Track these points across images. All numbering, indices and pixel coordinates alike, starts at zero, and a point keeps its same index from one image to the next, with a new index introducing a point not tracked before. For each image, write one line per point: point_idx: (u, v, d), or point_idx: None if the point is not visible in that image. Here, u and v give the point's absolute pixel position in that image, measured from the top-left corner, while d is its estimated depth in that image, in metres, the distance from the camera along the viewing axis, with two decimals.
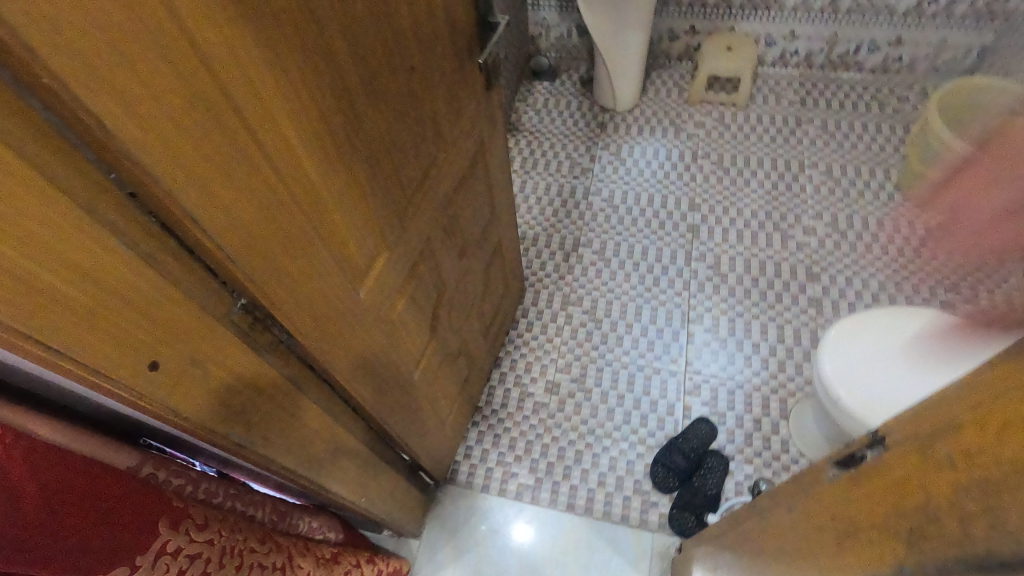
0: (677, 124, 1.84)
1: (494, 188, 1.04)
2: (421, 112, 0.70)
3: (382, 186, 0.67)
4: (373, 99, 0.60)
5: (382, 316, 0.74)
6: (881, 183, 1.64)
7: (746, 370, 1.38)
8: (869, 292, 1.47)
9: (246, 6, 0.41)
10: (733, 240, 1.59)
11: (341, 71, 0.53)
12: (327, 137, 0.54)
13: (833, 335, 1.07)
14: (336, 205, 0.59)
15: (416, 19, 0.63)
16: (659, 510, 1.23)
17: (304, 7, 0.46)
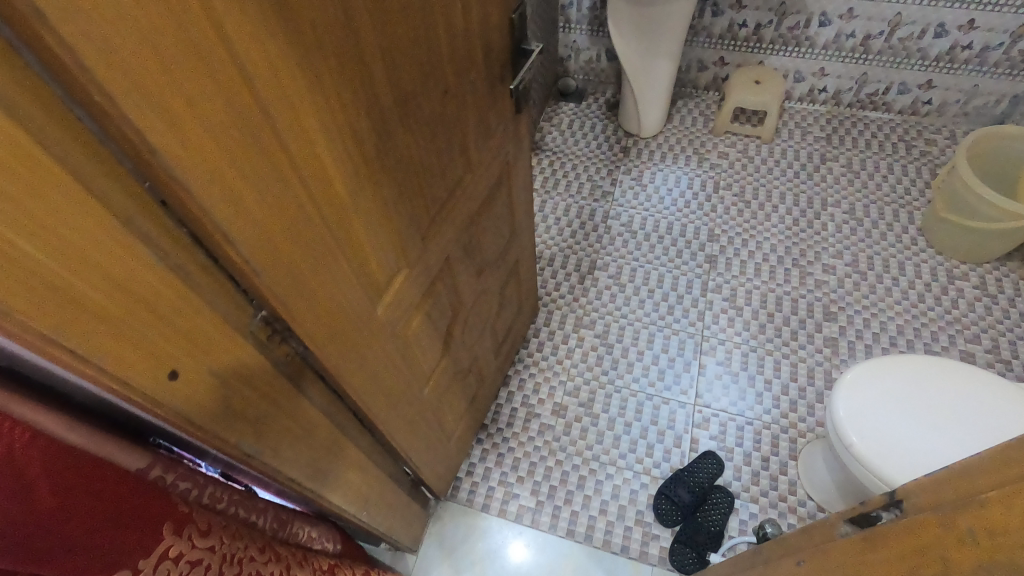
0: (701, 153, 1.84)
1: (515, 210, 1.04)
2: (450, 134, 0.71)
3: (407, 204, 0.67)
4: (405, 120, 0.61)
5: (397, 331, 0.75)
6: (905, 225, 1.63)
7: (756, 407, 1.36)
8: (887, 335, 1.44)
9: (291, 31, 0.42)
10: (751, 273, 1.58)
11: (377, 92, 0.54)
12: (359, 156, 0.55)
13: (847, 378, 1.06)
14: (361, 221, 0.59)
15: (453, 45, 0.64)
16: (660, 544, 1.20)
17: (347, 32, 0.47)
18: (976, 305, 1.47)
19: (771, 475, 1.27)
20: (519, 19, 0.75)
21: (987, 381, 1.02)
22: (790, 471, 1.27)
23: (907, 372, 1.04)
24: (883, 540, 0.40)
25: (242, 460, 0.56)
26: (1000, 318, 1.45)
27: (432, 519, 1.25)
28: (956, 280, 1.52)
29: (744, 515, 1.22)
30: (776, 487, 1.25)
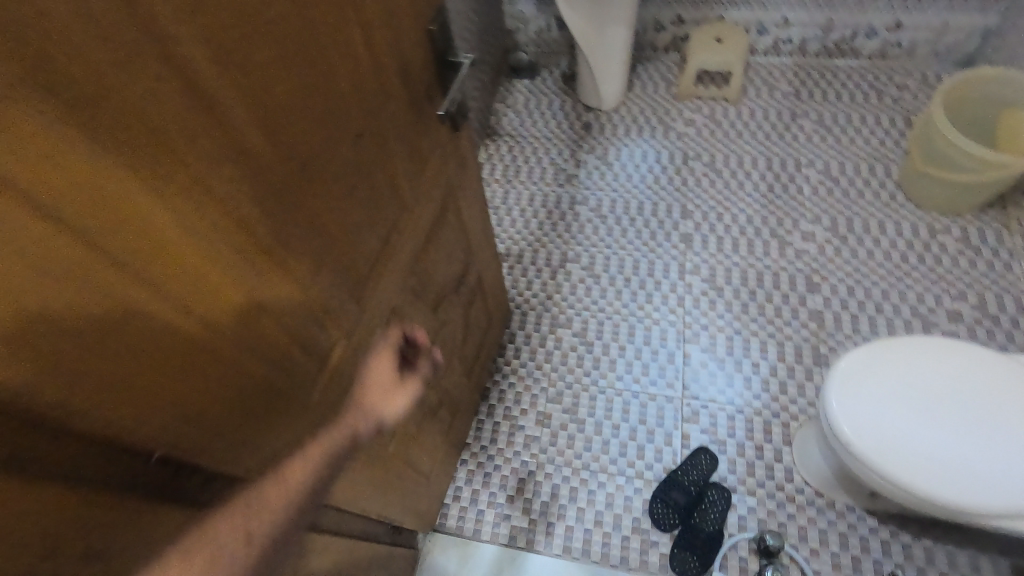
0: (667, 122, 1.73)
1: (468, 230, 0.95)
2: (371, 179, 0.61)
3: (326, 257, 0.56)
4: (300, 166, 0.49)
5: (341, 408, 0.66)
6: (882, 181, 1.56)
7: (746, 393, 1.31)
8: (873, 302, 1.39)
9: (105, 131, 0.32)
10: (729, 249, 1.51)
11: (246, 145, 0.42)
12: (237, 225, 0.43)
13: (841, 369, 1.00)
14: (259, 295, 0.48)
15: (357, 77, 0.53)
16: (659, 550, 1.16)
17: (199, 106, 0.38)
18: (961, 260, 1.42)
19: (766, 465, 1.23)
20: (439, 31, 0.64)
21: (989, 360, 0.97)
22: (786, 457, 1.23)
23: (905, 360, 0.99)
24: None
25: None
26: (985, 271, 1.40)
27: (424, 554, 1.19)
28: (939, 234, 1.46)
29: (742, 510, 1.19)
30: (772, 476, 1.22)
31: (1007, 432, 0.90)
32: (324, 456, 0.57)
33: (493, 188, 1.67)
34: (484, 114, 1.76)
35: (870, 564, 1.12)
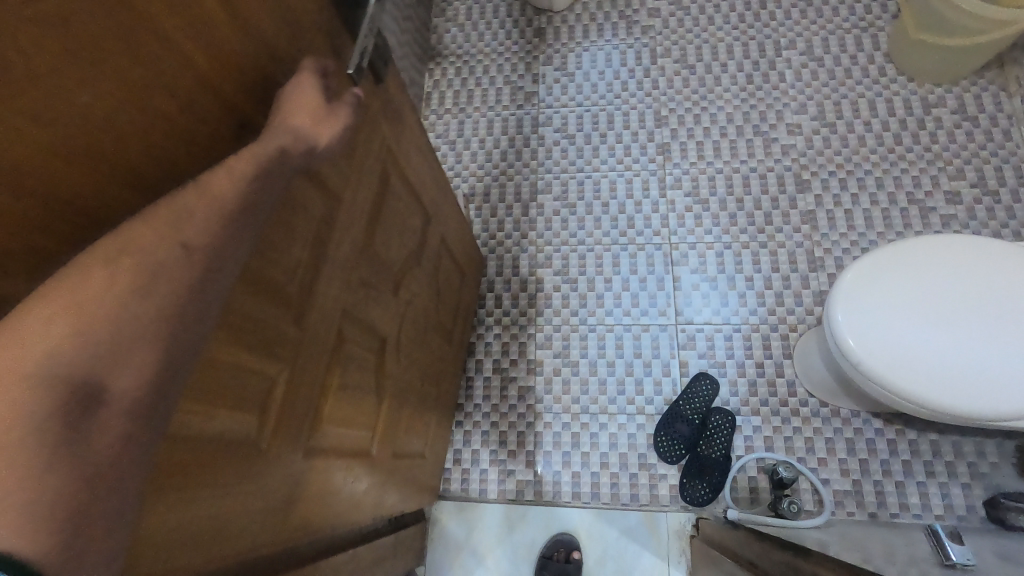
0: (628, 16, 1.53)
1: (421, 192, 0.81)
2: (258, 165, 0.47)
3: (167, 164, 0.40)
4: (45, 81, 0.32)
5: (302, 444, 0.58)
6: (870, 55, 1.41)
7: (742, 310, 1.25)
8: (867, 194, 1.30)
9: None
10: (711, 155, 1.38)
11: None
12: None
13: (847, 280, 0.93)
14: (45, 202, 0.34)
15: (196, 37, 0.40)
16: (668, 483, 1.15)
17: None
18: (957, 134, 1.32)
19: (768, 382, 1.19)
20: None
21: (986, 244, 0.91)
22: (787, 371, 1.19)
23: (917, 264, 0.91)
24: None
25: None
26: (983, 143, 1.30)
27: (434, 523, 1.17)
28: (933, 108, 1.34)
29: (748, 431, 1.16)
30: (775, 392, 1.18)
31: (1013, 322, 0.86)
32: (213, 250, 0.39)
33: (446, 120, 1.50)
34: (423, 33, 1.54)
35: (878, 466, 1.11)
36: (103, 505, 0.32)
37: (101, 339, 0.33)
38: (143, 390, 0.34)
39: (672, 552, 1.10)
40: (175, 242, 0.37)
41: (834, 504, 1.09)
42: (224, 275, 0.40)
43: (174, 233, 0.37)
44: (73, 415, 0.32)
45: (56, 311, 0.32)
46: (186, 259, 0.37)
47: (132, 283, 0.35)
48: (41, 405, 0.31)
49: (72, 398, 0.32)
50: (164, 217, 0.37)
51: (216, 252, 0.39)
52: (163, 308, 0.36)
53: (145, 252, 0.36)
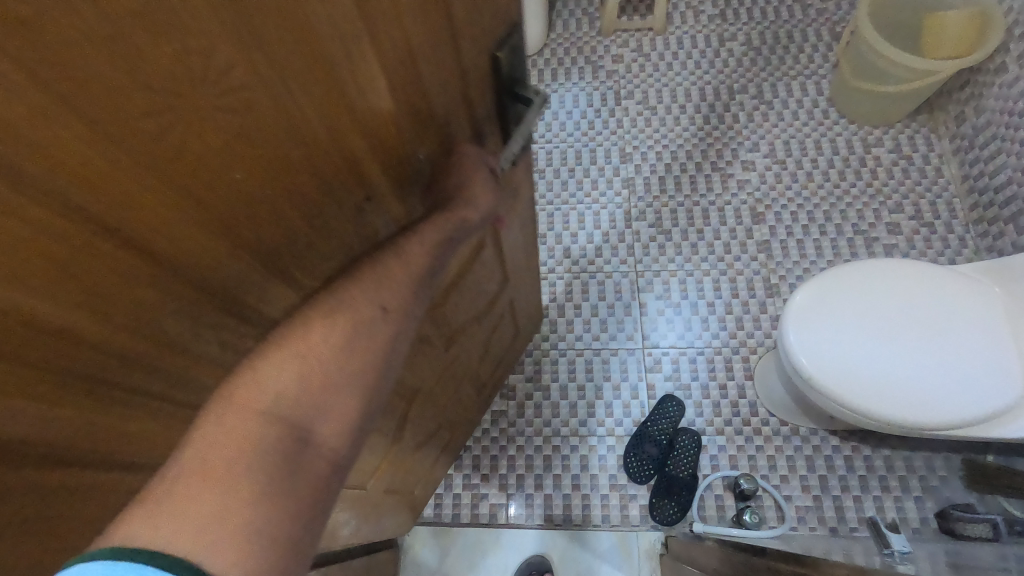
0: (594, 61, 1.64)
1: (507, 254, 0.85)
2: (359, 226, 0.50)
3: (346, 234, 0.49)
4: (220, 141, 0.32)
5: None
6: (814, 99, 1.54)
7: (705, 334, 1.31)
8: (816, 225, 1.40)
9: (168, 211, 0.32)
10: (672, 189, 1.47)
11: (92, 80, 0.25)
12: (143, 178, 0.29)
13: (813, 284, 1.00)
14: (225, 237, 0.37)
15: (358, 116, 0.41)
16: (638, 503, 1.17)
17: (236, 213, 0.37)
18: (895, 171, 1.43)
19: (731, 403, 1.24)
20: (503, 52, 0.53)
21: (924, 268, 0.99)
22: (749, 392, 1.25)
23: (878, 281, 0.98)
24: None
25: None
26: (918, 179, 1.42)
27: (410, 549, 1.16)
28: (872, 147, 1.46)
29: (713, 451, 1.20)
30: (738, 412, 1.23)
31: (947, 339, 0.93)
32: (394, 326, 0.50)
33: None
34: None
35: (836, 481, 1.16)
36: (308, 525, 0.41)
37: (317, 386, 0.45)
38: (340, 434, 0.45)
39: (643, 571, 1.12)
40: (376, 303, 0.49)
41: (796, 520, 1.13)
42: (405, 335, 0.51)
43: (372, 300, 0.49)
44: (297, 447, 0.42)
45: (292, 359, 0.44)
46: (381, 316, 0.49)
47: (341, 342, 0.46)
48: (276, 434, 0.41)
49: (294, 432, 0.42)
50: (370, 285, 0.49)
51: (402, 316, 0.51)
52: (358, 369, 0.47)
53: (353, 313, 0.47)
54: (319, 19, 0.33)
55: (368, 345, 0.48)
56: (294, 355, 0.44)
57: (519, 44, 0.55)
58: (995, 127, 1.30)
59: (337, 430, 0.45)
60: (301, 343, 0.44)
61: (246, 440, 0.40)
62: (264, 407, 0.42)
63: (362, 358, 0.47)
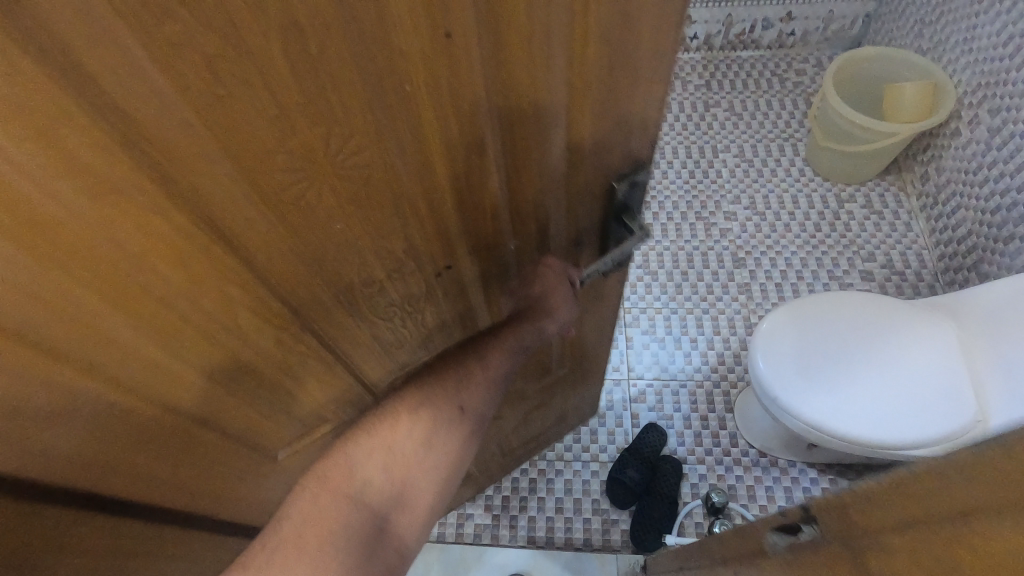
0: None
1: (579, 341, 0.87)
2: (433, 283, 0.57)
3: (419, 294, 0.57)
4: (337, 198, 0.39)
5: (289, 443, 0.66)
6: (791, 159, 1.67)
7: (687, 367, 1.38)
8: (793, 270, 1.49)
9: (281, 258, 0.41)
10: (659, 235, 1.58)
11: (255, 145, 0.31)
12: (265, 215, 0.36)
13: (781, 313, 1.08)
14: (322, 281, 0.46)
15: (462, 205, 0.47)
16: (620, 527, 1.21)
17: (330, 271, 0.46)
18: (867, 224, 1.54)
19: (712, 433, 1.29)
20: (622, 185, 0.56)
21: (881, 299, 1.07)
22: (730, 423, 1.30)
23: (843, 312, 1.06)
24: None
25: None
26: (889, 233, 1.52)
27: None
28: (845, 202, 1.58)
29: (694, 479, 1.24)
30: (719, 443, 1.28)
31: (904, 361, 0.99)
32: (468, 426, 0.60)
33: None
34: None
35: None
36: None
37: (398, 476, 0.55)
38: (409, 518, 0.55)
39: None
40: (456, 403, 0.59)
41: None
42: (474, 431, 0.61)
43: (452, 401, 0.59)
44: (375, 527, 0.53)
45: (381, 448, 0.54)
46: (458, 416, 0.59)
47: (422, 439, 0.56)
48: (361, 515, 0.52)
49: (375, 516, 0.53)
50: (451, 387, 0.59)
51: (474, 417, 0.60)
52: (433, 464, 0.57)
53: (434, 413, 0.57)
54: (445, 132, 0.39)
55: (444, 442, 0.58)
56: (381, 445, 0.54)
57: (644, 182, 0.58)
58: (954, 185, 1.42)
59: (411, 516, 0.56)
60: (389, 434, 0.55)
61: (335, 520, 0.51)
62: (353, 491, 0.52)
63: (438, 455, 0.57)
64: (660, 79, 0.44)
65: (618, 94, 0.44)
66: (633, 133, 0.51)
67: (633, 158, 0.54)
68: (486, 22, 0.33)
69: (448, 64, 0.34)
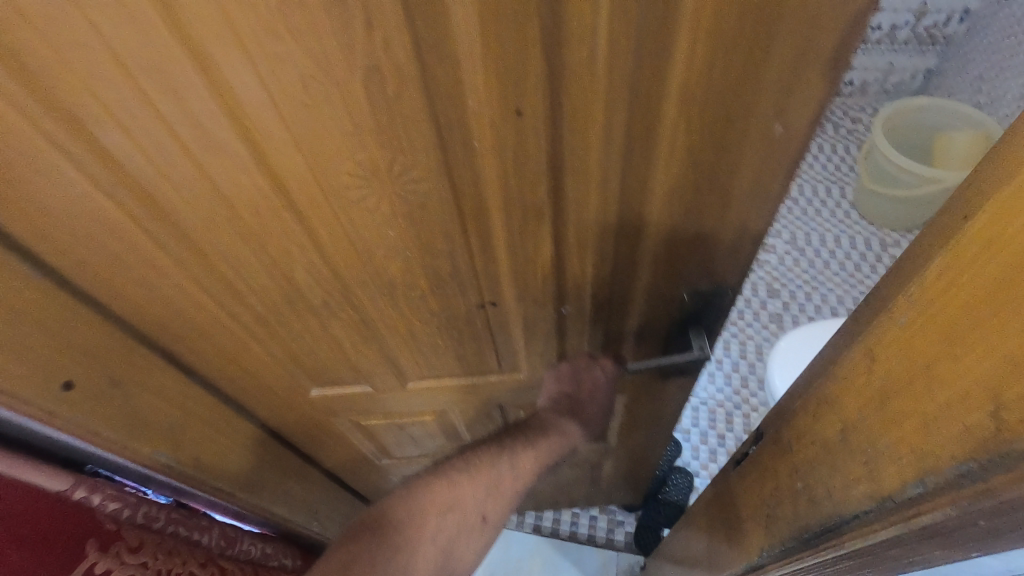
0: None
1: (634, 413, 0.92)
2: (476, 312, 0.69)
3: (457, 294, 0.67)
4: (393, 207, 0.55)
5: (326, 359, 0.81)
6: (838, 201, 1.69)
7: (711, 387, 1.41)
8: (828, 306, 1.50)
9: (333, 193, 0.54)
10: None
11: (328, 96, 0.44)
12: (329, 153, 0.49)
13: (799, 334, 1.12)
14: (366, 230, 0.58)
15: (508, 226, 0.55)
16: (624, 528, 1.25)
17: (376, 227, 0.58)
18: None
19: (728, 452, 1.31)
20: (692, 297, 0.65)
21: None
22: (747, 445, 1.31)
23: None
24: (908, 380, 0.39)
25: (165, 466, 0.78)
26: None
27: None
28: (890, 247, 1.58)
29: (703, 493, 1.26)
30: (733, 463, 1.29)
31: None
32: (481, 536, 0.80)
33: None
34: None
35: None
36: None
37: (421, 563, 0.75)
38: None
39: None
40: (480, 514, 0.79)
41: None
42: (482, 537, 0.81)
43: (478, 509, 0.79)
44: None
45: (419, 535, 0.75)
46: (479, 523, 0.79)
47: (445, 533, 0.77)
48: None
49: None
50: (478, 499, 0.79)
51: (488, 527, 0.81)
52: (448, 559, 0.78)
53: (461, 513, 0.78)
54: (488, 158, 0.48)
55: (461, 539, 0.79)
56: (416, 535, 0.75)
57: (715, 303, 0.66)
58: None
59: None
60: (422, 526, 0.76)
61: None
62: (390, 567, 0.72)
63: (454, 550, 0.78)
64: (738, 173, 0.50)
65: (700, 181, 0.51)
66: (722, 246, 0.58)
67: (715, 281, 0.63)
68: (552, 119, 0.45)
69: (506, 107, 0.44)
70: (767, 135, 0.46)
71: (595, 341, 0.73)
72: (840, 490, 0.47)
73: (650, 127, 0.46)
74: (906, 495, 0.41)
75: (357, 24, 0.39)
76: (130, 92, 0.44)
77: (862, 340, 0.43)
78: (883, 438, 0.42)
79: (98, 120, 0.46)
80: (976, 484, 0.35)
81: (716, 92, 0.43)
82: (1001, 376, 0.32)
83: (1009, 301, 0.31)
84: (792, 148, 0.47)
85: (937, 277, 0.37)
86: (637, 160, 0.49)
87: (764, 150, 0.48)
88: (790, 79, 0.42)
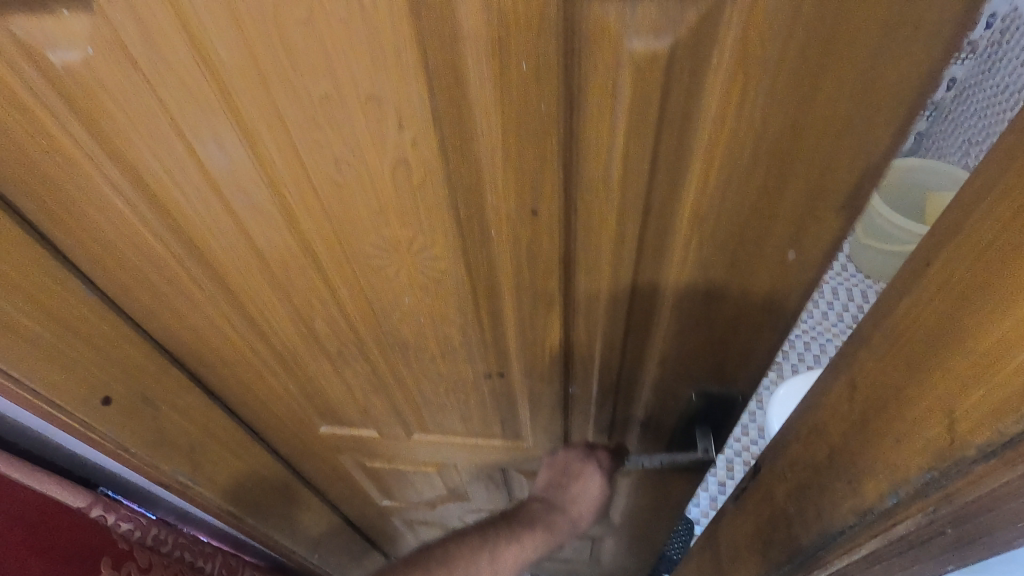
0: None
1: (638, 495, 0.92)
2: (484, 380, 0.72)
3: (465, 361, 0.69)
4: (410, 278, 0.59)
5: (338, 400, 0.85)
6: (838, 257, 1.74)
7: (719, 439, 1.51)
8: (828, 358, 1.54)
9: (353, 262, 0.59)
10: None
11: (358, 177, 0.49)
12: (356, 226, 0.54)
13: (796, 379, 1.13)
14: (381, 296, 0.62)
15: (519, 307, 0.59)
16: None
17: (392, 297, 0.62)
18: None
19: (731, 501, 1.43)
20: (702, 397, 0.65)
21: None
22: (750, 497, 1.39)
23: None
24: (880, 403, 0.40)
25: (182, 485, 0.87)
26: None
27: (400, 543, 1.48)
28: None
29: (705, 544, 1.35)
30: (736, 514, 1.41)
31: None
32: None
33: None
34: None
35: None
36: None
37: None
38: None
39: None
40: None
41: None
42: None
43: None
44: None
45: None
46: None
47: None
48: None
49: None
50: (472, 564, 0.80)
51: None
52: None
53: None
54: (500, 245, 0.52)
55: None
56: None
57: (727, 406, 0.65)
58: None
59: None
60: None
61: None
62: None
63: None
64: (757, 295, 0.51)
65: (709, 298, 0.53)
66: (731, 360, 0.59)
67: (723, 383, 0.62)
68: (565, 216, 0.48)
69: (520, 202, 0.48)
70: (781, 263, 0.48)
71: (601, 424, 0.75)
72: (827, 511, 0.46)
73: (662, 237, 0.49)
74: (885, 506, 0.40)
75: (390, 124, 0.44)
76: (186, 152, 0.51)
77: (845, 367, 0.43)
78: (862, 456, 0.42)
79: (152, 171, 0.53)
80: (940, 491, 0.36)
81: (735, 217, 0.45)
82: (959, 387, 0.33)
83: (964, 317, 0.33)
84: (806, 275, 0.49)
85: (908, 306, 0.37)
86: (646, 262, 0.52)
87: (778, 278, 0.49)
88: (801, 217, 0.44)
